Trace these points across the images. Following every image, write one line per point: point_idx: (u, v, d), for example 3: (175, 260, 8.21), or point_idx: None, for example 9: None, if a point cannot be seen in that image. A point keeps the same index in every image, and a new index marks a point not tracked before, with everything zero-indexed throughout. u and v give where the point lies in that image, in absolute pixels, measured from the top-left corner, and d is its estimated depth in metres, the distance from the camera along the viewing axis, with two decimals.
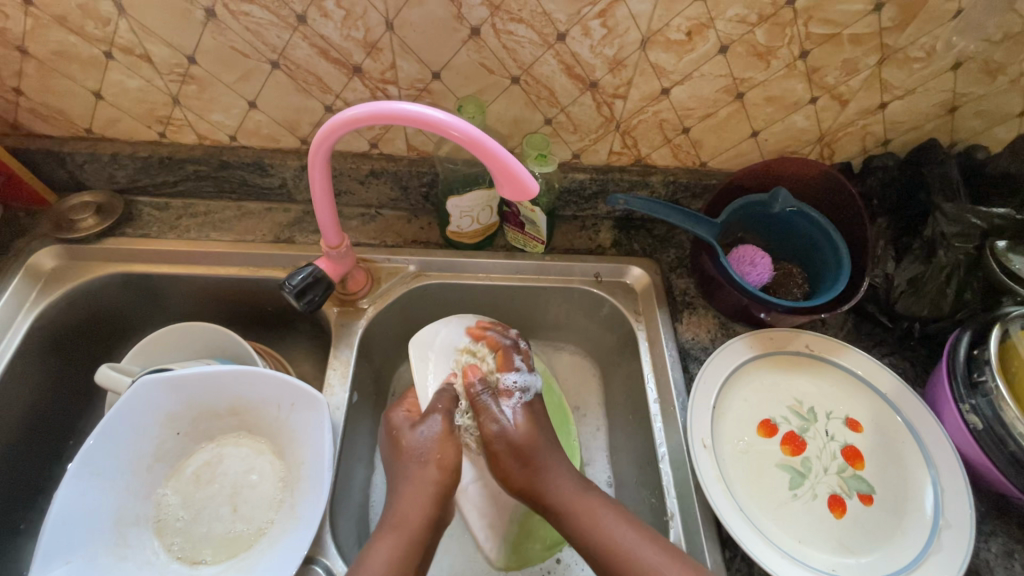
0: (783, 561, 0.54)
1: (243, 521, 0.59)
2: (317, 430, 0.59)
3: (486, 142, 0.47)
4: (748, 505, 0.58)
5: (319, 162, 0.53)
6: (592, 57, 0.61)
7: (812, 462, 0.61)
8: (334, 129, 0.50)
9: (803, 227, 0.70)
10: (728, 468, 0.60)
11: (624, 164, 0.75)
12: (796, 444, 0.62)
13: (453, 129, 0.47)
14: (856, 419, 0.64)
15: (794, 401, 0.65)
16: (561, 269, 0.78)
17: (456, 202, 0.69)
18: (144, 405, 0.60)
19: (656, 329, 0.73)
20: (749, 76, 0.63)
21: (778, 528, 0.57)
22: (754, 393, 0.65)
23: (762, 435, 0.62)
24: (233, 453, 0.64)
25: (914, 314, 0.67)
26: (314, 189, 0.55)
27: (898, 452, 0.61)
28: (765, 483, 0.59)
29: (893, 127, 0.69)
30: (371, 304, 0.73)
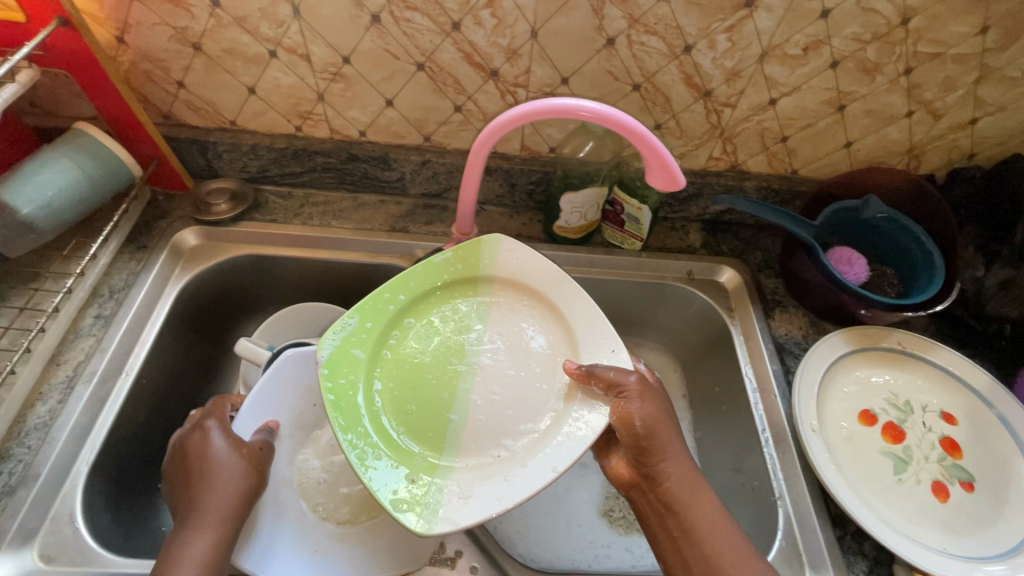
0: (898, 538, 0.58)
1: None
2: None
3: (616, 116, 0.53)
4: (858, 490, 0.61)
5: (474, 172, 0.61)
6: (712, 68, 0.66)
7: (912, 450, 0.65)
8: (489, 138, 0.57)
9: (893, 231, 0.75)
10: (837, 451, 0.64)
11: (720, 169, 0.81)
12: (896, 433, 0.66)
13: (582, 110, 0.54)
14: (951, 412, 0.68)
15: (889, 394, 0.69)
16: (656, 266, 0.83)
17: (570, 197, 0.75)
18: (288, 377, 0.66)
19: (750, 324, 0.77)
20: (853, 90, 0.69)
21: (889, 509, 0.60)
22: (853, 385, 0.69)
23: (863, 424, 0.66)
24: None
25: (1004, 315, 0.71)
26: (465, 191, 0.62)
27: (993, 442, 0.65)
28: (872, 469, 0.63)
29: (979, 142, 0.74)
30: None
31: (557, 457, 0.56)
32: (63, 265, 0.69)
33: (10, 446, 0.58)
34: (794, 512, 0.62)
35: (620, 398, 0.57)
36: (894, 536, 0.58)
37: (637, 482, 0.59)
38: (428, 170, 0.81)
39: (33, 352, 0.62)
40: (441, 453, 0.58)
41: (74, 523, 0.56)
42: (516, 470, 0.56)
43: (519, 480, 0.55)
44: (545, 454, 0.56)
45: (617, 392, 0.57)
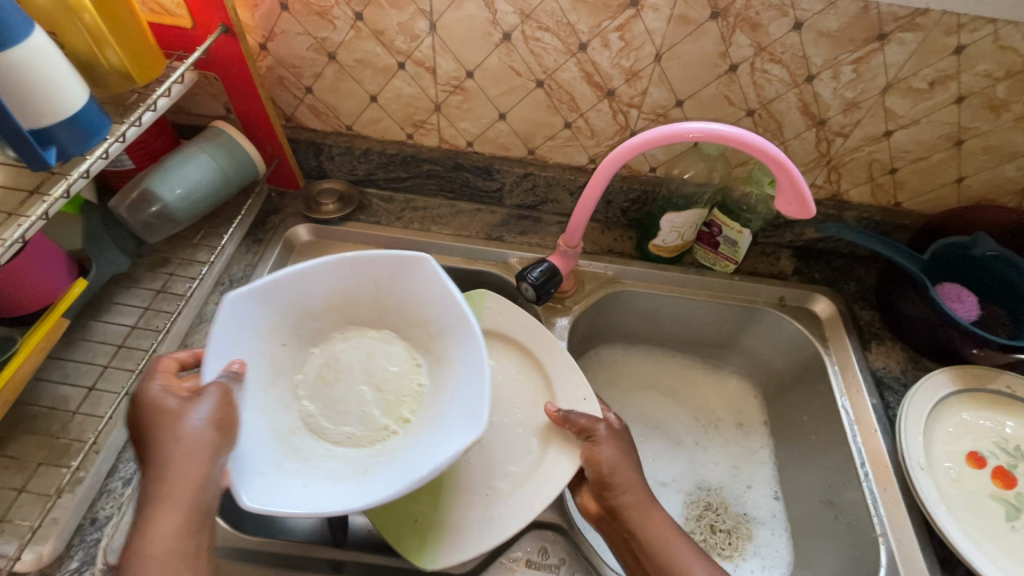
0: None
1: (400, 390, 0.59)
2: (440, 289, 0.57)
3: (723, 132, 0.55)
4: (970, 533, 0.60)
5: (587, 205, 0.65)
6: (831, 98, 0.67)
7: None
8: (602, 173, 0.61)
9: (1004, 271, 0.73)
10: (945, 491, 0.63)
11: (820, 197, 0.80)
12: (1007, 478, 0.64)
13: (692, 131, 0.56)
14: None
15: (998, 437, 0.67)
16: (747, 289, 0.83)
17: (671, 217, 0.75)
18: (244, 319, 0.54)
19: (846, 355, 0.76)
20: (975, 126, 0.68)
21: (1002, 556, 0.59)
22: (961, 425, 0.68)
23: (972, 467, 0.65)
24: (347, 348, 0.61)
25: None
26: (578, 216, 0.66)
27: None
28: (984, 513, 0.61)
29: None
30: (575, 303, 0.80)
31: (540, 498, 0.58)
32: (191, 254, 0.74)
33: None
34: (897, 548, 0.61)
35: (592, 443, 0.59)
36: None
37: (603, 515, 0.58)
38: (528, 183, 0.83)
39: (169, 332, 0.66)
40: (438, 489, 0.61)
41: None
42: (506, 508, 0.59)
43: (508, 516, 0.58)
44: (531, 492, 0.59)
45: (588, 436, 0.60)
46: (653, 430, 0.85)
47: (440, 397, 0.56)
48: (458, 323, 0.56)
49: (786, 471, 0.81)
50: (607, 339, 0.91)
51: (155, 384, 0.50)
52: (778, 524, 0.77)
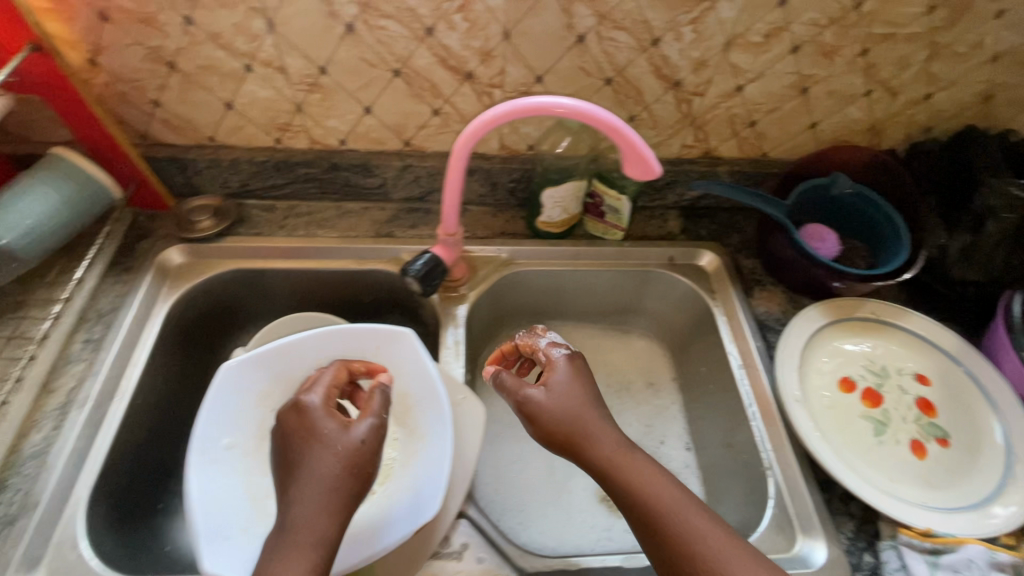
0: (882, 494, 0.60)
1: (373, 461, 0.62)
2: (419, 365, 0.63)
3: (592, 111, 0.54)
4: (842, 452, 0.64)
5: (454, 185, 0.64)
6: (679, 59, 0.69)
7: (890, 412, 0.69)
8: (463, 149, 0.60)
9: (860, 207, 0.78)
10: (820, 418, 0.67)
11: (694, 156, 0.83)
12: (874, 397, 0.69)
13: (559, 106, 0.55)
14: (924, 374, 0.72)
15: (866, 361, 0.73)
16: (638, 254, 0.86)
17: (551, 192, 0.77)
18: (240, 386, 0.60)
19: (732, 304, 0.80)
20: (814, 73, 0.72)
21: (870, 469, 0.64)
22: (832, 355, 0.73)
23: (843, 391, 0.70)
24: (331, 414, 0.65)
25: (968, 279, 0.75)
26: (447, 197, 0.65)
27: (965, 400, 0.69)
28: (854, 432, 0.66)
29: (935, 115, 0.78)
30: (470, 290, 0.80)
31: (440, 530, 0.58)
32: (49, 293, 0.69)
33: (8, 476, 0.57)
34: (783, 477, 0.65)
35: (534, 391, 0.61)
36: (877, 492, 0.60)
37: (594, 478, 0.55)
38: (410, 175, 0.82)
39: (24, 381, 0.61)
40: None
41: (78, 548, 0.55)
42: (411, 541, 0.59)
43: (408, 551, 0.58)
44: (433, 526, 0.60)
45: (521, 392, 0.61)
46: None
47: (408, 473, 0.60)
48: (431, 400, 0.61)
49: (693, 421, 0.85)
50: (516, 322, 0.91)
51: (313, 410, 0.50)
52: (691, 473, 0.81)
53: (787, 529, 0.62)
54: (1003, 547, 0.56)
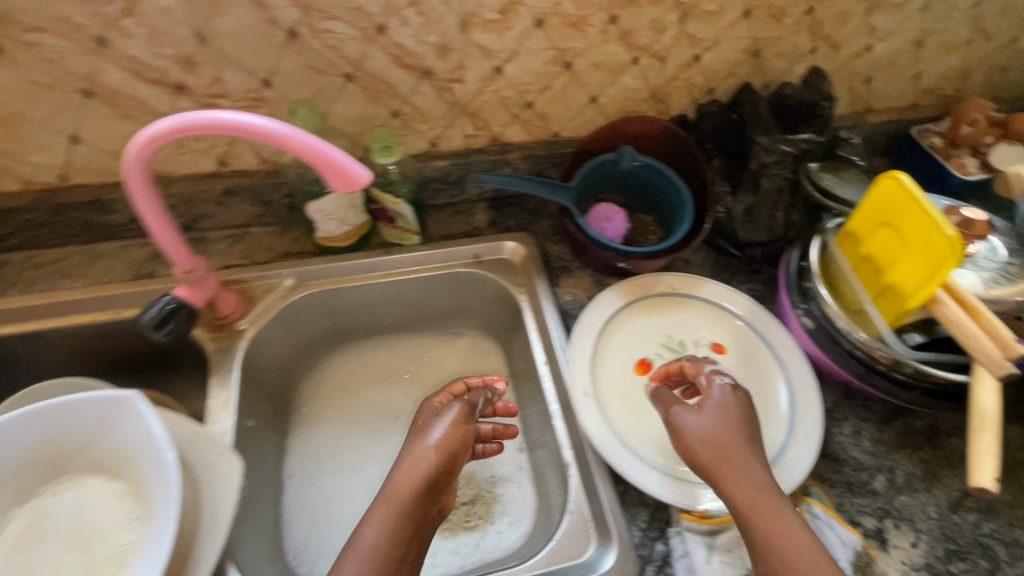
0: (664, 482, 0.60)
1: (104, 551, 0.53)
2: (145, 431, 0.55)
3: (327, 151, 0.48)
4: (632, 443, 0.63)
5: (149, 205, 0.53)
6: (417, 45, 0.62)
7: (684, 389, 0.68)
8: (142, 150, 0.48)
9: (649, 178, 0.77)
10: (612, 407, 0.65)
11: (481, 145, 0.78)
12: None
13: (294, 141, 0.48)
14: (720, 342, 0.71)
15: (665, 337, 0.71)
16: (441, 257, 0.80)
17: (316, 205, 0.70)
18: None
19: (537, 297, 0.77)
20: (570, 46, 0.67)
21: (660, 455, 0.63)
22: (631, 336, 0.71)
23: (639, 373, 0.68)
24: (57, 504, 0.56)
25: (755, 240, 0.75)
26: (149, 225, 0.54)
27: (757, 364, 0.69)
28: (646, 418, 0.65)
29: (711, 77, 0.77)
30: (249, 324, 0.72)
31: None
32: None
33: None
34: (580, 476, 0.63)
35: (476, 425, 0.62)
36: (659, 482, 0.59)
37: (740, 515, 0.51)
38: None
39: None
40: None
41: None
42: None
43: None
44: None
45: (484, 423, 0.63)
46: (394, 423, 0.82)
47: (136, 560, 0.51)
48: (158, 471, 0.53)
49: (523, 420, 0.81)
50: (329, 346, 0.86)
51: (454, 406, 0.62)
52: (523, 476, 0.79)
53: (582, 532, 0.60)
54: None
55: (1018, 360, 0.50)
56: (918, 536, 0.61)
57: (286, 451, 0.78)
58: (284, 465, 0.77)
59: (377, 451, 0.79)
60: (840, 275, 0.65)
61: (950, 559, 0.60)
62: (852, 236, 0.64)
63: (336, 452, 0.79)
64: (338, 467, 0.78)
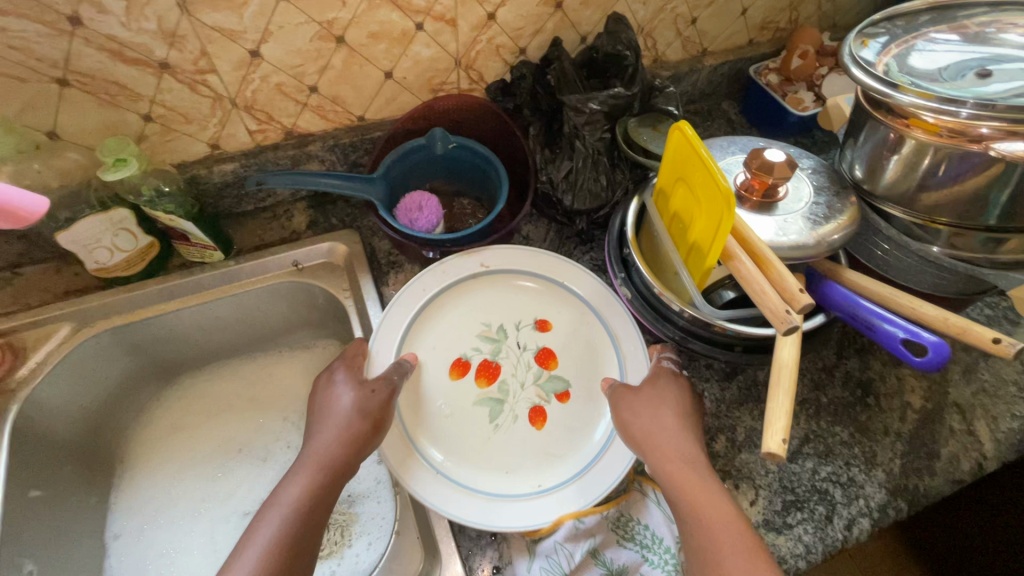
0: (482, 504, 0.55)
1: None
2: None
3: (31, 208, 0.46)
4: (450, 461, 0.58)
5: None
6: (134, 35, 0.53)
7: (508, 383, 0.64)
8: None
9: (465, 157, 0.72)
10: (428, 427, 0.60)
11: (275, 140, 0.70)
12: (490, 371, 0.64)
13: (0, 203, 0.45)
14: (545, 319, 0.66)
15: (483, 328, 0.66)
16: (253, 269, 0.72)
17: (66, 237, 0.59)
18: None
19: (362, 300, 0.70)
20: (333, 17, 0.59)
21: (480, 470, 0.58)
22: (444, 335, 0.65)
23: (455, 378, 0.63)
24: None
25: (582, 210, 0.70)
26: None
27: (586, 337, 0.65)
28: (467, 426, 0.61)
29: (516, 35, 0.70)
30: (26, 377, 0.63)
31: None
32: None
33: None
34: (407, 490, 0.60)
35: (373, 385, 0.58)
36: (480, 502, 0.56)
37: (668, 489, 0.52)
38: None
39: None
40: None
41: None
42: None
43: None
44: None
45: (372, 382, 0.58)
46: (235, 456, 0.74)
47: None
48: None
49: None
50: (145, 384, 0.76)
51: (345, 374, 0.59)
52: (383, 490, 0.70)
53: (410, 553, 0.57)
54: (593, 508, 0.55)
55: (805, 312, 0.47)
56: (756, 493, 0.60)
57: (108, 511, 0.69)
58: (107, 525, 0.68)
59: (216, 489, 0.72)
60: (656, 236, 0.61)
61: (788, 511, 0.59)
62: (662, 194, 0.60)
63: (167, 499, 0.71)
64: (171, 516, 0.70)
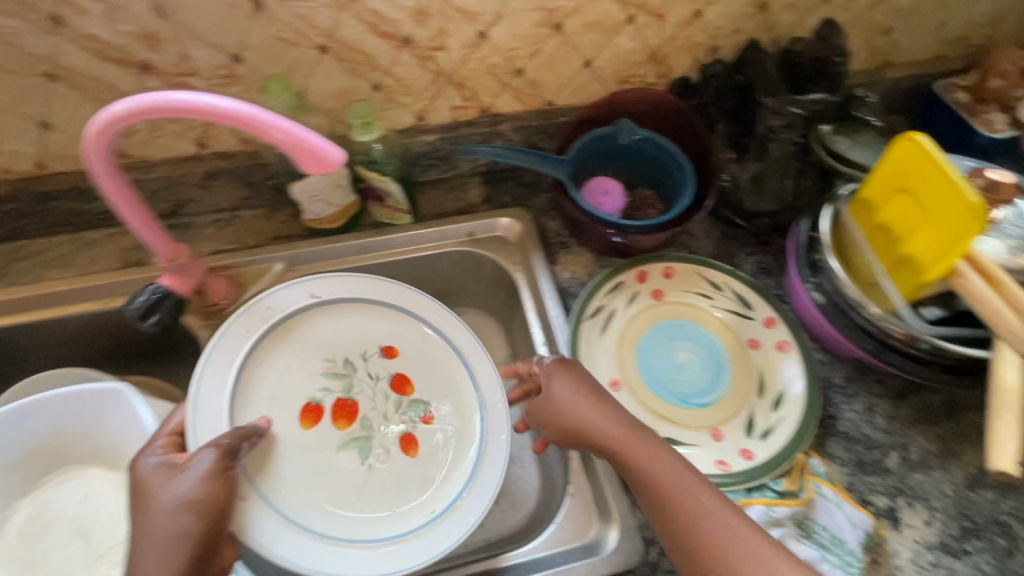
0: (317, 547, 0.54)
1: (109, 541, 0.55)
2: (141, 425, 0.55)
3: (317, 149, 0.46)
4: (335, 517, 0.57)
5: (109, 177, 0.48)
6: (394, 12, 0.58)
7: (369, 419, 0.63)
8: (105, 132, 0.45)
9: (647, 150, 0.73)
10: (292, 481, 0.57)
11: (471, 117, 0.74)
12: (347, 410, 0.62)
13: (296, 140, 0.45)
14: (391, 344, 0.65)
15: (328, 362, 0.63)
16: (434, 235, 0.77)
17: (300, 186, 0.67)
18: None
19: (534, 275, 0.74)
20: (560, 6, 0.63)
21: (334, 515, 0.57)
22: (282, 377, 0.61)
23: (308, 426, 0.60)
24: (60, 495, 0.57)
25: (761, 210, 0.71)
26: (116, 208, 0.51)
27: (435, 362, 0.65)
28: (324, 472, 0.59)
29: (714, 34, 0.71)
30: (241, 311, 0.70)
31: None
32: None
33: None
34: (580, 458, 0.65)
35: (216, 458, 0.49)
36: (355, 537, 0.56)
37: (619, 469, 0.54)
38: (143, 191, 0.70)
39: None
40: None
41: None
42: None
43: None
44: None
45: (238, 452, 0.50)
46: None
47: None
48: None
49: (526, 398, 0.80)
50: None
51: (150, 459, 0.50)
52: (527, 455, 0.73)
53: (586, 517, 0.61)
54: (781, 499, 0.55)
55: None
56: (932, 514, 0.59)
57: None
58: None
59: None
60: (854, 246, 0.61)
61: (965, 537, 0.58)
62: (864, 204, 0.60)
63: None
64: None
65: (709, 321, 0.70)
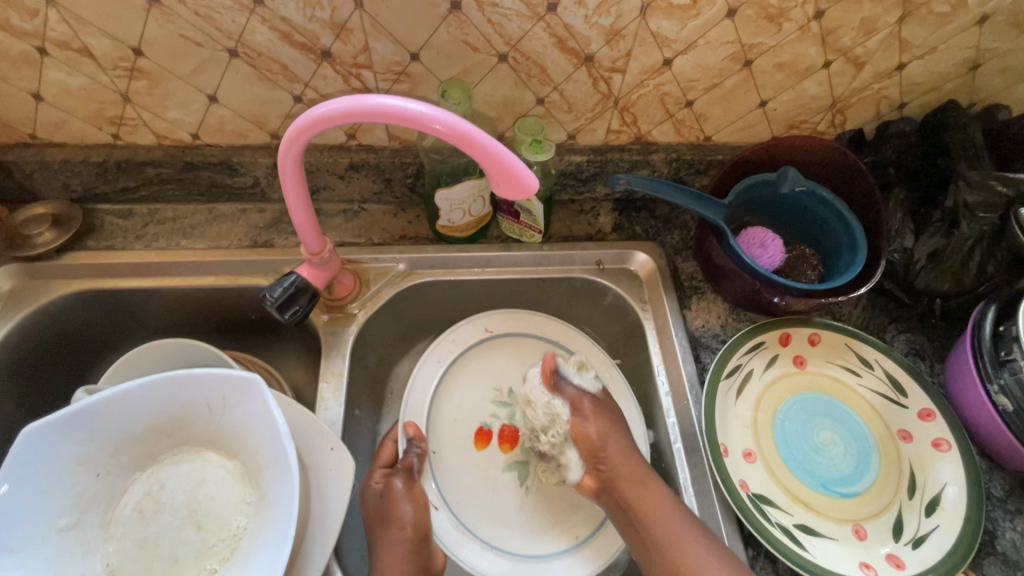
0: (489, 557, 0.60)
1: (219, 532, 0.54)
2: (263, 418, 0.53)
3: (511, 169, 0.43)
4: (493, 533, 0.62)
5: (291, 165, 0.48)
6: (587, 28, 0.55)
7: (528, 444, 0.67)
8: (304, 128, 0.44)
9: (808, 203, 0.68)
10: (462, 503, 0.63)
11: (623, 143, 0.70)
12: (508, 436, 0.67)
13: (488, 156, 0.43)
14: None
15: (494, 392, 0.69)
16: (561, 258, 0.74)
17: (444, 193, 0.64)
18: (47, 454, 0.50)
19: (664, 318, 0.70)
20: (757, 42, 0.58)
21: (495, 528, 0.62)
22: (462, 396, 0.69)
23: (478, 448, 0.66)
24: (177, 473, 0.57)
25: (935, 289, 0.65)
26: (288, 195, 0.50)
27: None
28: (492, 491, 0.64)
29: (910, 89, 0.65)
30: (361, 308, 0.69)
31: None
32: None
33: None
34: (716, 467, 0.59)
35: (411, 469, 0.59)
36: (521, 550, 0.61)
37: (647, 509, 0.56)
38: None
39: None
40: None
41: None
42: None
43: None
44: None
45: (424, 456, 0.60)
46: None
47: (251, 546, 0.52)
48: (279, 464, 0.52)
49: None
50: (427, 334, 0.79)
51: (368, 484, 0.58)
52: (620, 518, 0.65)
53: None
54: None
55: None
56: None
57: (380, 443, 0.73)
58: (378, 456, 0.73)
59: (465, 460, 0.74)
60: None
61: None
62: None
63: None
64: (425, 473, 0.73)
65: (857, 402, 0.64)
